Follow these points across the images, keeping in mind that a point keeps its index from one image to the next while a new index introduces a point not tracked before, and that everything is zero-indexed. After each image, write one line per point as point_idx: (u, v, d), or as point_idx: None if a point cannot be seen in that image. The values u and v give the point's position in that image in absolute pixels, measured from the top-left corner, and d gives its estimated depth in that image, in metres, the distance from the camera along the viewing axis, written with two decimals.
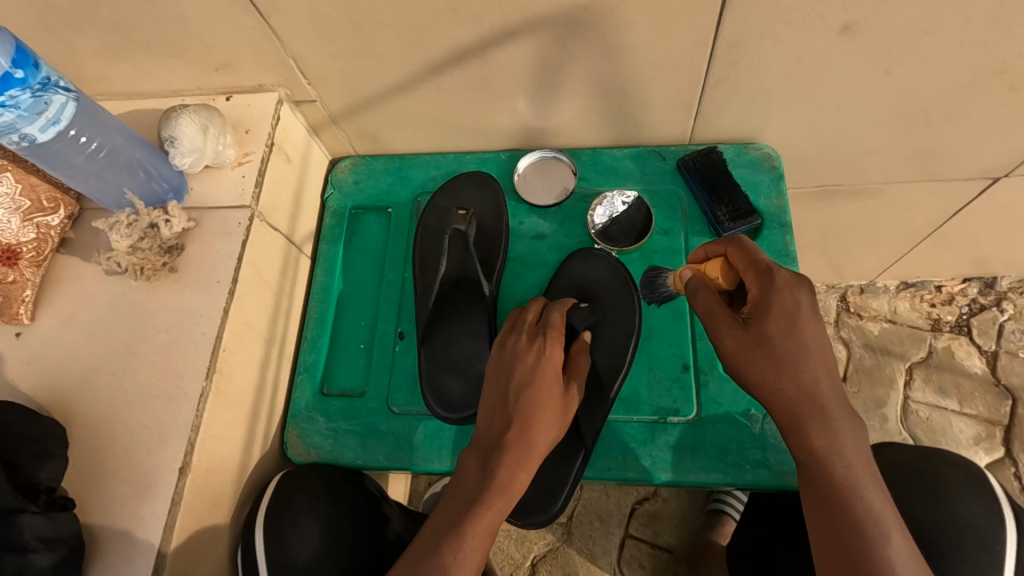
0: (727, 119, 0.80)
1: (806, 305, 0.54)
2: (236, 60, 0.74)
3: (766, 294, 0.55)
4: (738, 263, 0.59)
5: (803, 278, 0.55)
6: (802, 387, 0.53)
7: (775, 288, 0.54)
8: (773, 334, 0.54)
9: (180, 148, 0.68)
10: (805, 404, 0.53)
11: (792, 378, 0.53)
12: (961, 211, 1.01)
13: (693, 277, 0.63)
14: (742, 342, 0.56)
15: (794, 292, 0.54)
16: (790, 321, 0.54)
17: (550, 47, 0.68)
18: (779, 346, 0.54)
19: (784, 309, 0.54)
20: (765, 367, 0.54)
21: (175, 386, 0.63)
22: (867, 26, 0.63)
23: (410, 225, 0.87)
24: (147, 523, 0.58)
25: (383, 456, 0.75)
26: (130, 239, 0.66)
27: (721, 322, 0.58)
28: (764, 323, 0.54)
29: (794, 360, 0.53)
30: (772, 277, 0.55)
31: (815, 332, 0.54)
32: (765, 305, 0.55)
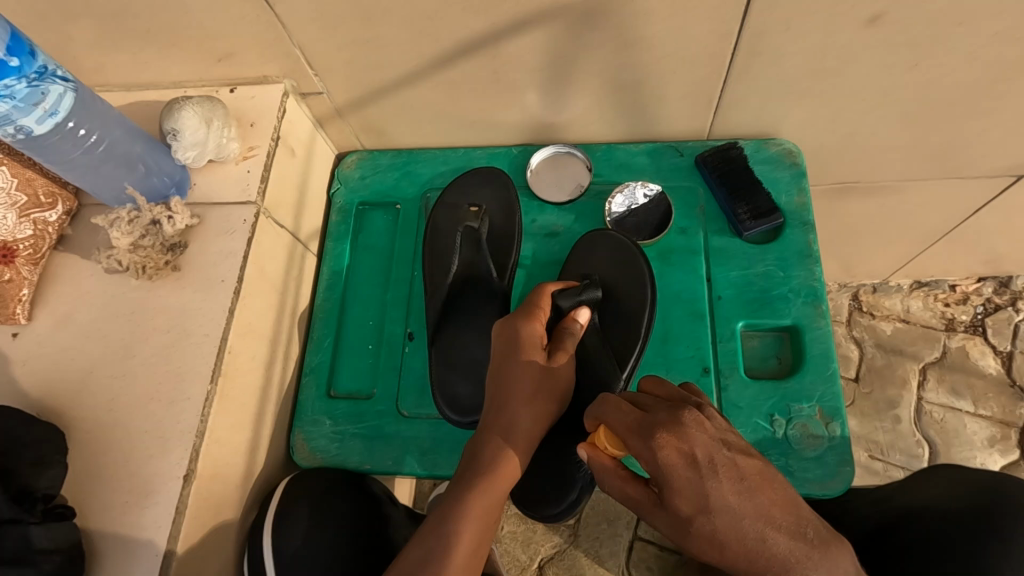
0: (748, 114, 0.78)
1: (696, 459, 0.44)
2: (239, 50, 0.71)
3: (656, 468, 0.45)
4: (622, 432, 0.50)
5: (681, 428, 0.46)
6: (751, 557, 0.43)
7: (660, 458, 0.45)
8: (686, 512, 0.45)
9: (182, 141, 0.65)
10: (762, 571, 0.43)
11: (737, 556, 0.44)
12: (981, 210, 0.99)
13: (590, 459, 0.55)
14: (670, 528, 0.47)
15: (679, 449, 0.45)
16: (699, 495, 0.44)
17: (566, 37, 0.66)
18: (703, 522, 0.44)
19: (682, 478, 0.44)
20: (706, 552, 0.45)
21: (177, 390, 0.61)
22: (899, 16, 0.60)
23: (418, 222, 0.84)
24: (149, 533, 0.56)
25: (391, 461, 0.73)
26: (132, 236, 0.63)
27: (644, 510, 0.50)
28: (675, 501, 0.45)
29: (715, 534, 0.44)
30: (650, 438, 0.46)
31: (729, 485, 0.44)
32: (658, 476, 0.45)
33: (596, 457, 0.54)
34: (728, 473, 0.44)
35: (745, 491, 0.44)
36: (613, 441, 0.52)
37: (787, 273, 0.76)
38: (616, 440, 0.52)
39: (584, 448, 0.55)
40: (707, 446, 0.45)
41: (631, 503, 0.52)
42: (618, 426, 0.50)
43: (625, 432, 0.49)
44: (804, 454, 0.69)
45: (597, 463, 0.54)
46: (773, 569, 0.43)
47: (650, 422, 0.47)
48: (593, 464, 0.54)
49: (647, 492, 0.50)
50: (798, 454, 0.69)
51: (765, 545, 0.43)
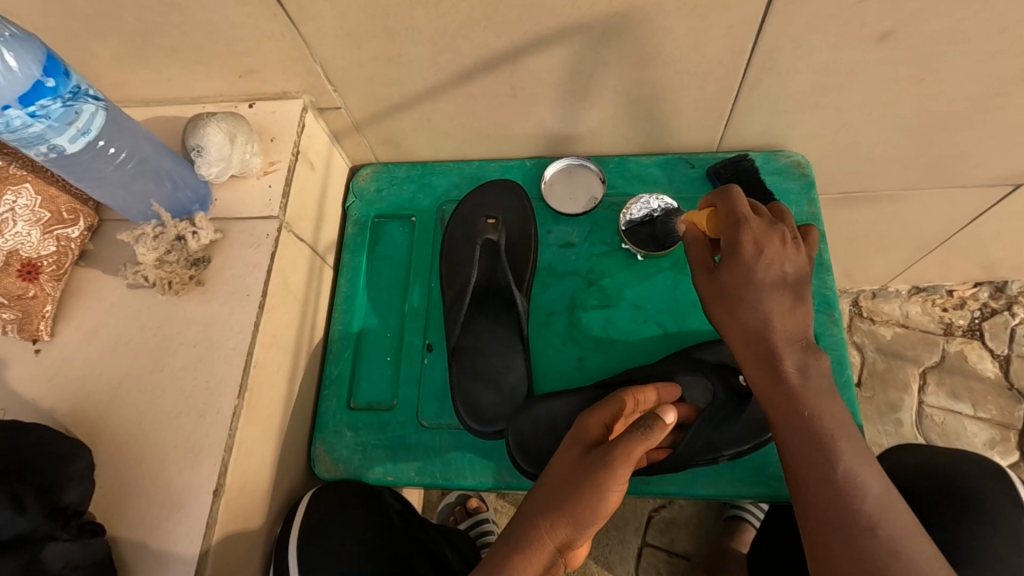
0: (758, 126, 0.79)
1: (772, 257, 0.58)
2: (261, 66, 0.72)
3: (734, 245, 0.59)
4: (698, 256, 0.64)
5: (773, 231, 0.59)
6: (755, 336, 0.58)
7: (740, 240, 0.58)
8: (727, 282, 0.59)
9: (208, 156, 0.66)
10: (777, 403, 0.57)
11: (740, 328, 0.58)
12: (981, 217, 1.01)
13: (686, 230, 0.66)
14: (709, 286, 0.61)
15: (757, 242, 0.58)
16: (747, 273, 0.58)
17: (585, 54, 0.67)
18: (747, 294, 0.58)
19: (742, 270, 0.58)
20: (724, 312, 0.60)
21: (205, 404, 0.61)
22: (907, 34, 0.62)
23: (435, 233, 0.85)
24: (181, 547, 0.56)
25: (413, 471, 0.73)
26: (157, 252, 0.64)
27: (699, 270, 0.63)
28: (728, 270, 0.59)
29: (760, 312, 0.57)
30: (738, 229, 0.59)
31: (775, 289, 0.57)
32: (732, 253, 0.59)
33: (691, 229, 0.66)
34: (778, 275, 0.58)
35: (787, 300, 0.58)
36: (712, 221, 0.64)
37: None
38: (716, 221, 0.64)
39: (684, 221, 0.67)
40: (797, 258, 0.59)
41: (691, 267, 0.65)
42: (689, 253, 0.65)
43: (699, 258, 0.64)
44: None
45: (693, 231, 0.65)
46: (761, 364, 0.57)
47: (745, 215, 0.59)
48: (688, 233, 0.66)
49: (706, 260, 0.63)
50: None
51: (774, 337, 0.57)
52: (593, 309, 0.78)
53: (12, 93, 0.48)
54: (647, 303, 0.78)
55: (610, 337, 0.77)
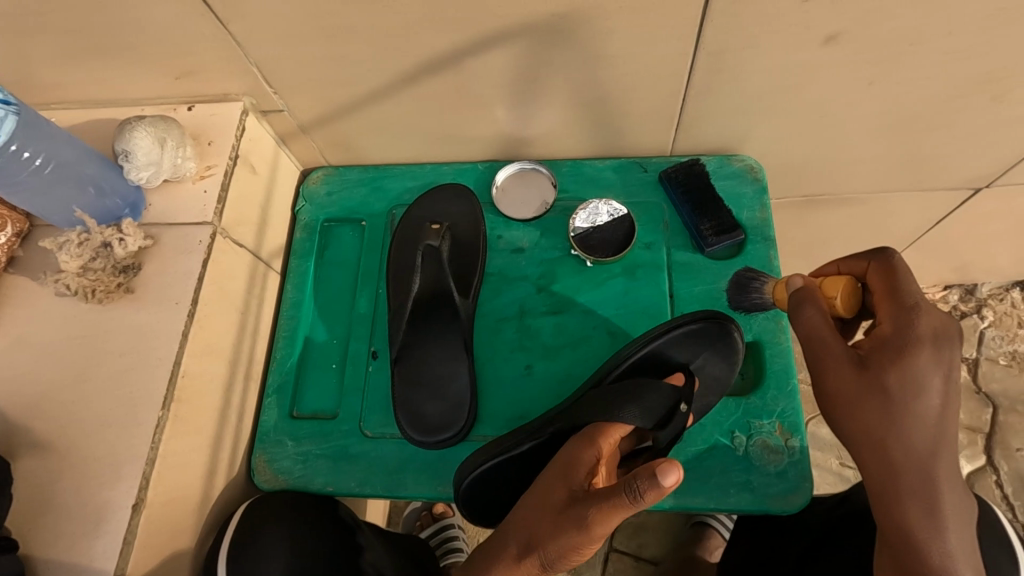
0: (710, 129, 0.78)
1: (947, 360, 0.50)
2: (198, 67, 0.70)
3: (899, 334, 0.52)
4: (810, 331, 0.57)
5: (945, 324, 0.51)
6: (913, 453, 0.51)
7: (912, 332, 0.51)
8: (886, 380, 0.51)
9: (135, 161, 0.64)
10: (913, 471, 0.51)
11: (919, 445, 0.51)
12: (943, 220, 1.01)
13: (803, 289, 0.59)
14: (851, 381, 0.53)
15: (932, 349, 0.50)
16: (920, 380, 0.51)
17: (527, 55, 0.66)
18: (912, 402, 0.51)
19: (918, 369, 0.51)
20: (873, 415, 0.52)
21: (130, 415, 0.60)
22: (850, 36, 0.61)
23: (385, 238, 0.84)
24: (97, 564, 0.55)
25: (355, 481, 0.71)
26: (81, 259, 0.62)
27: (828, 351, 0.55)
28: (886, 369, 0.52)
29: (910, 418, 0.51)
30: (913, 318, 0.51)
31: (943, 396, 0.51)
32: (894, 347, 0.52)
33: (811, 290, 0.59)
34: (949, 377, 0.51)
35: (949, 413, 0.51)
36: (850, 295, 0.57)
37: None
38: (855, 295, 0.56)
39: (801, 278, 0.60)
40: (947, 352, 0.51)
41: (807, 339, 0.57)
42: (801, 322, 0.57)
43: (822, 334, 0.56)
44: (768, 470, 0.66)
45: (811, 293, 0.58)
46: (925, 473, 0.51)
47: (922, 302, 0.52)
48: (806, 292, 0.59)
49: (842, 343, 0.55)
50: (762, 470, 0.66)
51: (935, 460, 0.51)
52: (543, 315, 0.77)
53: None
54: (596, 309, 0.76)
55: (558, 344, 0.75)
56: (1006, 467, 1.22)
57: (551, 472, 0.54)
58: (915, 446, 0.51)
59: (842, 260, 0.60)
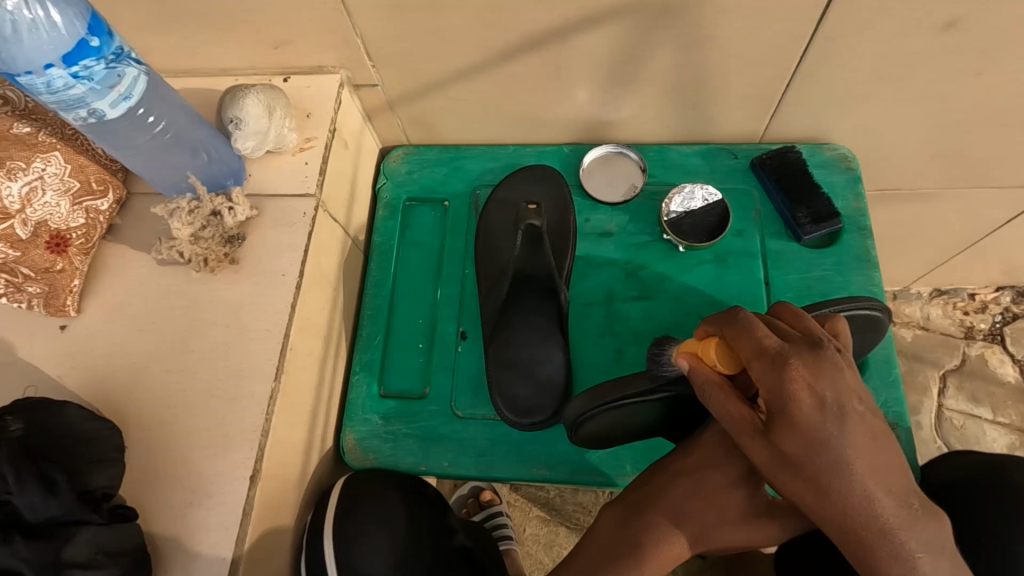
0: (804, 117, 0.77)
1: (837, 401, 0.42)
2: (299, 37, 0.69)
3: (777, 394, 0.43)
4: (724, 412, 0.49)
5: (821, 363, 0.43)
6: (852, 510, 0.42)
7: (788, 392, 0.42)
8: (794, 452, 0.43)
9: (244, 130, 0.63)
10: (863, 525, 0.42)
11: (846, 500, 0.42)
12: (1014, 219, 1.00)
13: (691, 369, 0.53)
14: (768, 453, 0.46)
15: (809, 386, 0.42)
16: (814, 434, 0.42)
17: (637, 34, 0.65)
18: (815, 458, 0.42)
19: (824, 431, 0.42)
20: (802, 489, 0.44)
21: (239, 387, 0.59)
22: (972, 23, 0.60)
23: (468, 219, 0.82)
24: (213, 534, 0.54)
25: (446, 462, 0.70)
26: (192, 227, 0.61)
27: (746, 431, 0.48)
28: (783, 432, 0.44)
29: (833, 478, 0.42)
30: (781, 368, 0.43)
31: (861, 434, 0.42)
32: (782, 408, 0.43)
33: (697, 369, 0.52)
34: (862, 419, 0.42)
35: (875, 441, 0.42)
36: (726, 357, 0.51)
37: (846, 278, 0.75)
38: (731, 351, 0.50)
39: (684, 358, 0.54)
40: (840, 388, 0.42)
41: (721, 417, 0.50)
42: (710, 406, 0.50)
43: (733, 412, 0.49)
44: None
45: (700, 374, 0.52)
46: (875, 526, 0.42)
47: (779, 347, 0.44)
48: (694, 374, 0.52)
49: (750, 415, 0.48)
50: None
51: (876, 507, 0.42)
52: (632, 300, 0.76)
53: (54, 51, 0.45)
54: (688, 296, 0.76)
55: (649, 330, 0.75)
56: None
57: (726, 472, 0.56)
58: (831, 500, 0.43)
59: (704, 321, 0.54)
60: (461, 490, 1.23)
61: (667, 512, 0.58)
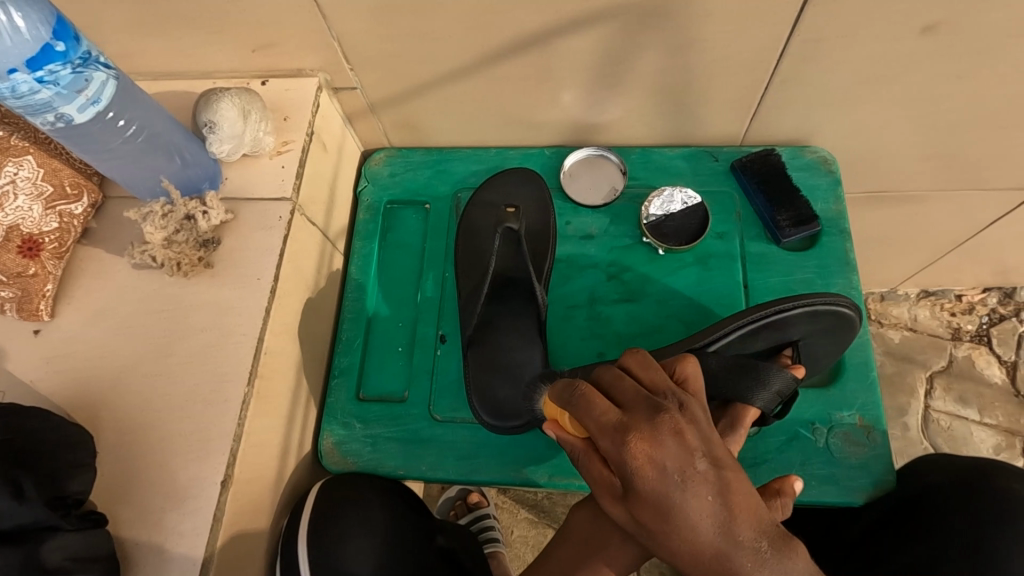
0: (786, 120, 0.77)
1: (679, 470, 0.38)
2: (277, 40, 0.69)
3: (619, 460, 0.39)
4: (594, 474, 0.46)
5: (657, 433, 0.39)
6: (703, 563, 0.39)
7: (630, 467, 0.39)
8: (647, 521, 0.40)
9: (220, 134, 0.63)
10: (704, 572, 0.39)
11: (693, 553, 0.39)
12: (999, 221, 1.00)
13: (557, 436, 0.50)
14: (628, 516, 0.43)
15: (650, 456, 0.38)
16: (660, 501, 0.38)
17: (618, 37, 0.65)
18: (670, 531, 0.39)
19: (671, 497, 0.38)
20: (677, 553, 0.40)
21: (213, 392, 0.59)
22: (951, 26, 0.60)
23: (450, 221, 0.82)
24: (185, 540, 0.54)
25: (427, 466, 0.70)
26: (165, 231, 0.61)
27: (604, 493, 0.45)
28: (641, 509, 0.40)
29: (671, 529, 0.39)
30: (624, 435, 0.39)
31: (705, 501, 0.38)
32: (624, 476, 0.39)
33: (563, 439, 0.49)
34: (706, 480, 0.38)
35: (721, 507, 0.38)
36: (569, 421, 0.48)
37: (827, 281, 0.75)
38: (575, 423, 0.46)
39: (549, 428, 0.52)
40: (680, 455, 0.38)
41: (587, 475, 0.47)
42: (586, 475, 0.47)
43: (598, 475, 0.45)
44: (850, 463, 0.65)
45: (565, 441, 0.49)
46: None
47: (626, 416, 0.40)
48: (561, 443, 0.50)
49: (609, 478, 0.44)
50: (844, 463, 0.65)
51: (731, 565, 0.38)
52: (614, 303, 0.76)
53: (19, 55, 0.45)
54: (671, 299, 0.75)
55: (631, 333, 0.74)
56: None
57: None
58: (662, 541, 0.40)
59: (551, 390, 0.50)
60: (448, 493, 1.23)
61: None
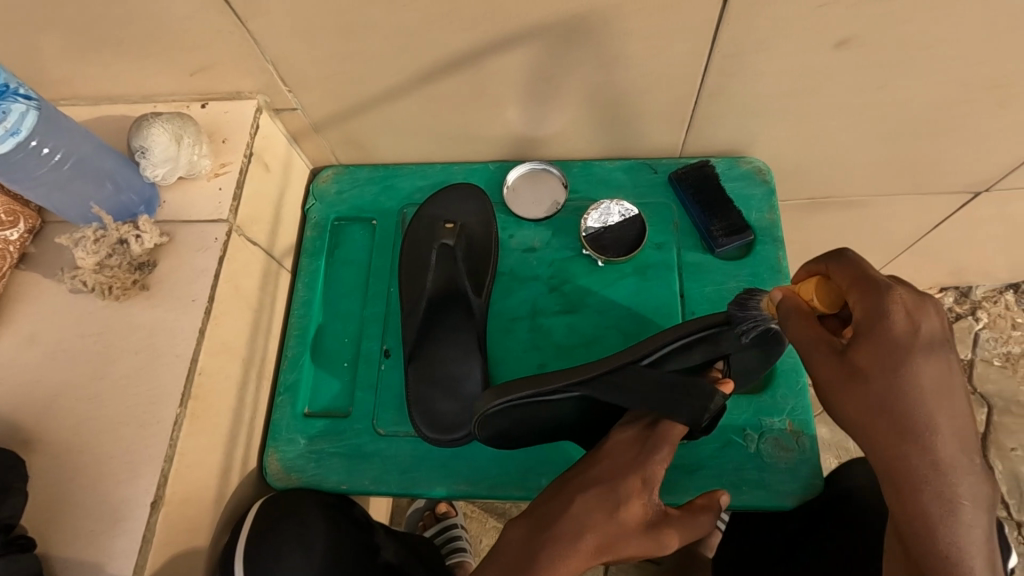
0: (720, 131, 0.79)
1: (928, 334, 0.46)
2: (213, 64, 0.70)
3: (874, 319, 0.46)
4: (801, 337, 0.51)
5: (923, 301, 0.46)
6: (907, 425, 0.46)
7: (887, 309, 0.46)
8: (869, 368, 0.47)
9: (152, 158, 0.64)
10: (926, 467, 0.46)
11: (908, 396, 0.46)
12: (943, 223, 1.02)
13: (783, 299, 0.54)
14: (837, 369, 0.48)
15: (910, 310, 0.46)
16: (896, 352, 0.46)
17: (545, 56, 0.66)
18: (890, 375, 0.46)
19: (897, 356, 0.46)
20: (851, 399, 0.48)
21: (147, 413, 0.59)
22: (862, 41, 0.62)
23: (396, 237, 0.84)
24: (115, 560, 0.55)
25: (369, 480, 0.71)
26: (97, 256, 0.62)
27: (812, 346, 0.50)
28: (861, 354, 0.47)
29: (906, 406, 0.46)
30: (884, 295, 0.46)
31: (934, 356, 0.45)
32: (876, 331, 0.46)
33: (789, 298, 0.54)
34: (943, 354, 0.46)
35: (944, 364, 0.46)
36: (827, 296, 0.51)
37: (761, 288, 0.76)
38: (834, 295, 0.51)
39: (778, 290, 0.55)
40: (939, 322, 0.46)
41: (795, 344, 0.52)
42: (788, 333, 0.52)
43: (810, 335, 0.50)
44: (779, 467, 0.67)
45: (789, 302, 0.53)
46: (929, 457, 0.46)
47: (887, 280, 0.47)
48: (783, 303, 0.53)
49: (822, 333, 0.50)
50: (773, 468, 0.67)
51: (937, 443, 0.46)
52: (555, 314, 0.77)
53: None
54: (609, 309, 0.77)
55: (571, 344, 0.76)
56: (1001, 466, 1.24)
57: (622, 481, 0.59)
58: (918, 443, 0.46)
59: (801, 266, 0.55)
60: (415, 504, 1.24)
61: (576, 525, 0.57)
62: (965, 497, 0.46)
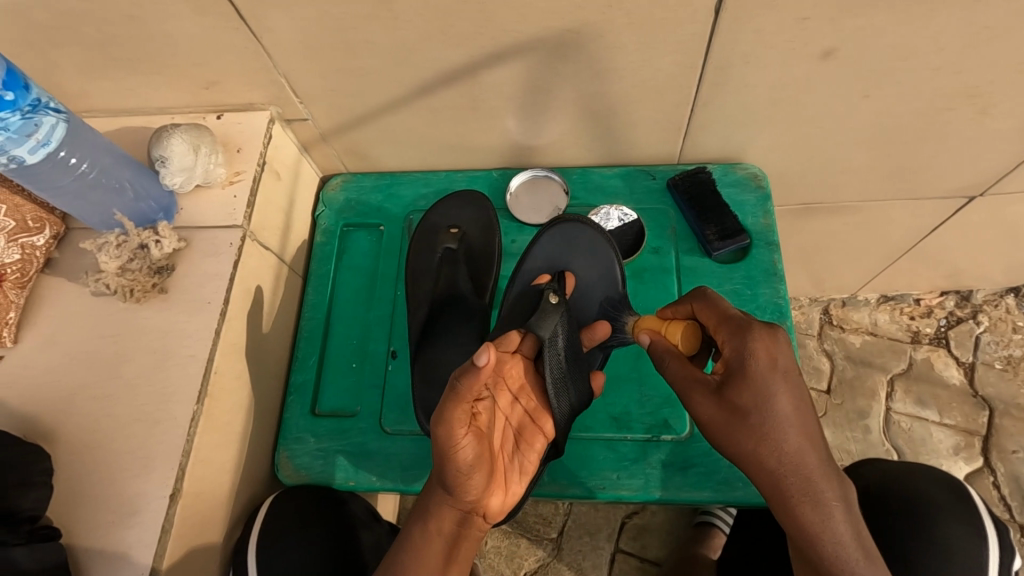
0: (714, 138, 0.81)
1: (784, 368, 0.52)
2: (225, 77, 0.73)
3: (740, 355, 0.52)
4: (681, 373, 0.56)
5: (777, 337, 0.52)
6: (780, 450, 0.52)
7: (749, 353, 0.52)
8: (744, 404, 0.52)
9: (170, 167, 0.68)
10: (798, 482, 0.52)
11: (774, 428, 0.51)
12: (939, 227, 1.04)
13: (652, 342, 0.60)
14: (718, 410, 0.53)
15: (768, 349, 0.52)
16: (762, 388, 0.51)
17: (540, 68, 0.69)
18: (760, 411, 0.52)
19: (760, 384, 0.51)
20: (742, 438, 0.52)
21: (163, 410, 0.62)
22: (847, 52, 0.65)
23: (401, 242, 0.87)
24: (134, 550, 0.57)
25: (374, 476, 0.74)
26: (119, 260, 0.66)
27: (693, 387, 0.55)
28: (739, 391, 0.52)
29: (772, 430, 0.51)
30: (744, 334, 0.53)
31: (790, 388, 0.52)
32: (742, 367, 0.52)
33: (659, 342, 0.59)
34: (797, 380, 0.52)
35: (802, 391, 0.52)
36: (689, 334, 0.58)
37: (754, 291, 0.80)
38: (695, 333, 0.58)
39: (648, 333, 0.61)
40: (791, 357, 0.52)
41: (676, 385, 0.57)
42: (668, 372, 0.57)
43: (688, 373, 0.56)
44: None
45: (658, 344, 0.59)
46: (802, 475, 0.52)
47: (743, 316, 0.54)
48: (654, 346, 0.59)
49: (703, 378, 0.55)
50: None
51: (806, 462, 0.52)
52: None
53: None
54: None
55: None
56: (1002, 469, 1.24)
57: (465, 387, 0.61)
58: (790, 463, 0.52)
59: (670, 308, 0.62)
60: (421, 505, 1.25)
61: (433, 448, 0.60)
62: (835, 501, 0.52)
